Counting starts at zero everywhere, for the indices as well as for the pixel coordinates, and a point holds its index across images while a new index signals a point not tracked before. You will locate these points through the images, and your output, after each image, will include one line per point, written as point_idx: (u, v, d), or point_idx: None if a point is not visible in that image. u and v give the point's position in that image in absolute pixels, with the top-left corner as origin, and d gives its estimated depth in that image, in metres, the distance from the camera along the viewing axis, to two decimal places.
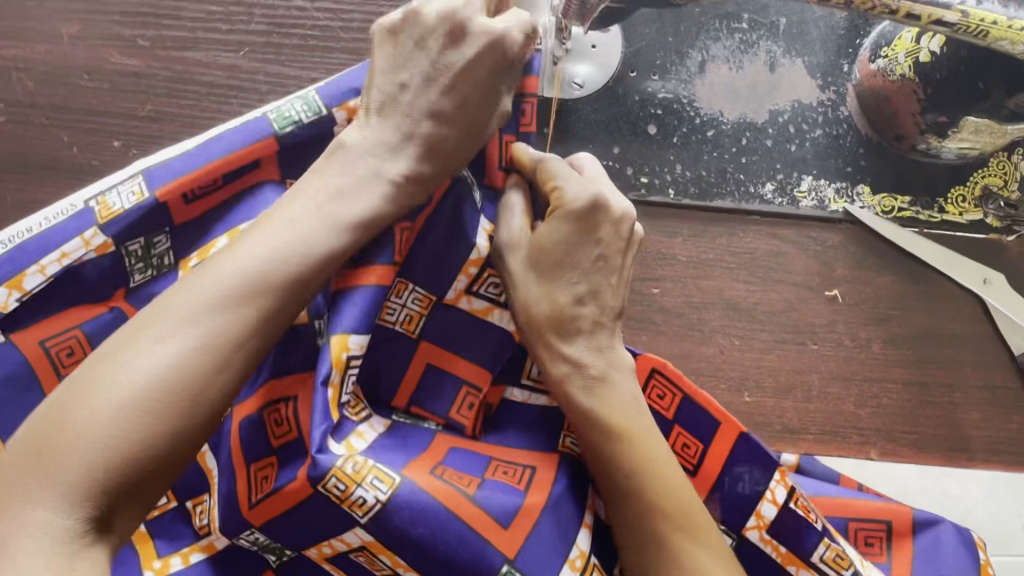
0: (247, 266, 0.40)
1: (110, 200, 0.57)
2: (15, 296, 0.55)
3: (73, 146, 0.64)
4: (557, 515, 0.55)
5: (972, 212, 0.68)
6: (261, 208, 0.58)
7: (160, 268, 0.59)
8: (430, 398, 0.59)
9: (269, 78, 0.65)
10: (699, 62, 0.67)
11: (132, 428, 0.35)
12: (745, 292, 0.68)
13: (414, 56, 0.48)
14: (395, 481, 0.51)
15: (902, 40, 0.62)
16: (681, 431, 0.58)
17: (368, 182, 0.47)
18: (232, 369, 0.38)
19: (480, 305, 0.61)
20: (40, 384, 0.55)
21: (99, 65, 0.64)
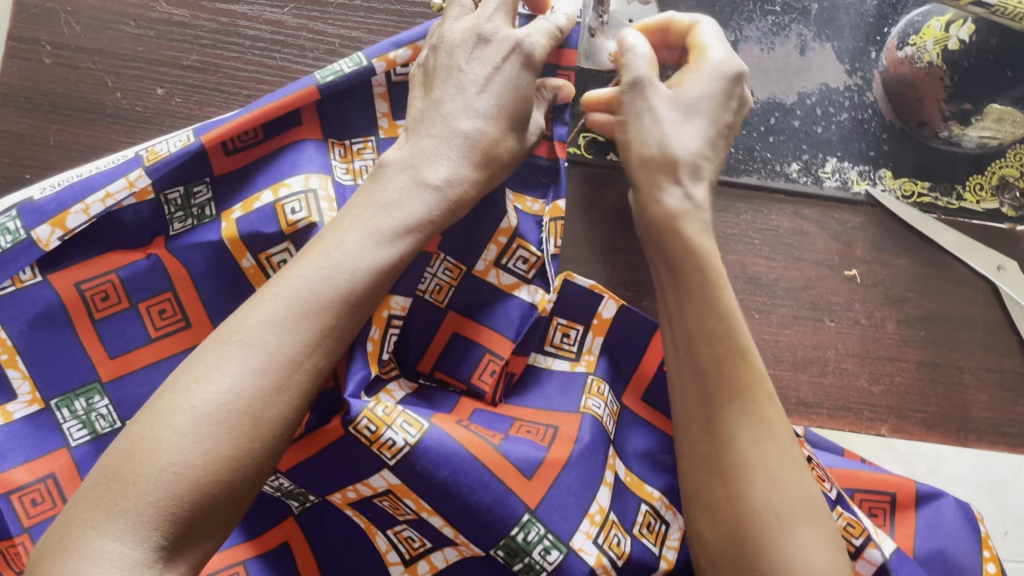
0: (312, 285, 0.44)
1: (157, 147, 0.59)
2: (57, 234, 0.56)
3: (117, 91, 0.65)
4: (579, 471, 0.57)
5: (988, 201, 0.70)
6: (303, 161, 0.59)
7: (200, 218, 0.60)
8: (454, 364, 0.62)
9: (313, 35, 0.66)
10: (733, 41, 0.69)
11: (198, 451, 0.39)
12: (766, 267, 0.69)
13: (447, 72, 0.55)
14: (424, 427, 0.52)
15: (930, 29, 0.64)
16: None
17: (414, 190, 0.50)
18: (291, 391, 0.42)
19: (509, 279, 0.64)
20: (74, 325, 0.57)
21: (146, 13, 0.65)
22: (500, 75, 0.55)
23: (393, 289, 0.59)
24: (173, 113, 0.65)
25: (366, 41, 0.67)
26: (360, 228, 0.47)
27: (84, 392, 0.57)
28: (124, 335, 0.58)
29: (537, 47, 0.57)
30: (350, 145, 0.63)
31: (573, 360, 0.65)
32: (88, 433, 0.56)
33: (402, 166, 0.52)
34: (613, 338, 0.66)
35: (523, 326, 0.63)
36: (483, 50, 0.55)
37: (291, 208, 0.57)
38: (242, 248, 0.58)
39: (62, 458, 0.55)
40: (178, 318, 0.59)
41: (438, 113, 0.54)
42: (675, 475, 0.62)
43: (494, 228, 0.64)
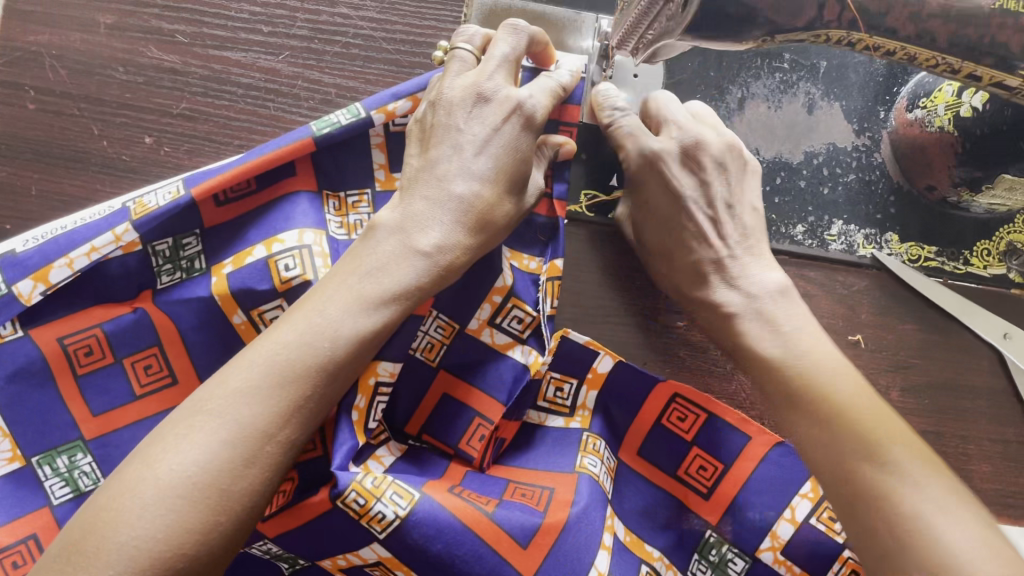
0: (288, 351, 0.42)
1: (145, 198, 0.56)
2: (40, 289, 0.54)
3: (104, 139, 0.62)
4: (579, 534, 0.54)
5: (995, 267, 0.69)
6: (297, 215, 0.57)
7: (189, 272, 0.58)
8: (443, 427, 0.60)
9: (308, 84, 0.64)
10: (739, 98, 0.68)
11: (162, 525, 0.37)
12: None
13: (443, 133, 0.53)
14: (414, 498, 0.50)
15: (941, 93, 0.62)
16: (699, 452, 0.60)
17: (403, 256, 0.48)
18: (261, 464, 0.40)
19: (503, 338, 0.61)
20: (56, 380, 0.55)
21: (134, 58, 0.63)
22: (499, 136, 0.53)
23: (382, 354, 0.55)
24: (161, 162, 0.63)
25: (362, 91, 0.65)
26: (344, 294, 0.45)
27: (67, 450, 0.55)
28: (108, 392, 0.56)
29: (539, 108, 0.55)
30: (345, 197, 0.61)
31: (568, 416, 0.63)
32: (71, 491, 0.55)
33: (391, 230, 0.49)
34: (608, 393, 0.63)
35: (515, 389, 0.60)
36: (482, 110, 0.53)
37: (284, 264, 0.55)
38: (234, 304, 0.56)
39: (43, 518, 0.54)
40: (164, 374, 0.56)
41: (434, 173, 0.52)
42: (675, 530, 0.60)
43: (488, 288, 0.62)
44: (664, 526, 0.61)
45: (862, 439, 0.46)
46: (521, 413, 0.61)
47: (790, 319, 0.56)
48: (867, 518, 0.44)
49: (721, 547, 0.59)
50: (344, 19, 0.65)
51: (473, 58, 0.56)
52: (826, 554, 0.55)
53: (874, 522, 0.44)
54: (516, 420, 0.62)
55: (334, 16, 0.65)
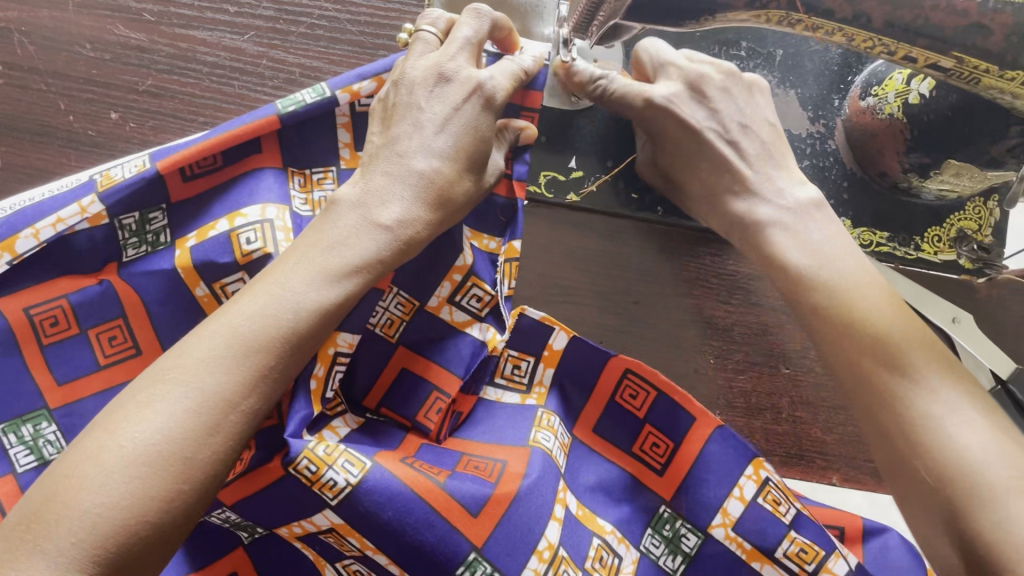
0: (252, 323, 0.41)
1: (110, 172, 0.55)
2: (4, 260, 0.52)
3: (70, 114, 0.63)
4: (531, 505, 0.53)
5: (946, 253, 0.71)
6: (261, 190, 0.55)
7: (154, 246, 0.56)
8: (402, 400, 0.59)
9: (273, 63, 0.65)
10: None
11: (126, 491, 0.36)
12: (724, 312, 0.70)
13: (405, 112, 0.52)
14: (366, 466, 0.48)
15: (892, 81, 0.64)
16: (651, 430, 0.61)
17: (362, 230, 0.47)
18: (225, 432, 0.39)
19: (462, 316, 0.61)
20: (20, 348, 0.53)
21: (102, 35, 0.64)
22: (459, 116, 0.52)
23: (343, 326, 0.54)
24: (126, 138, 0.64)
25: (327, 71, 0.66)
26: (304, 268, 0.44)
27: (30, 419, 0.53)
28: (73, 362, 0.54)
29: (500, 90, 0.54)
30: (310, 175, 0.59)
31: (524, 393, 0.62)
32: (36, 459, 0.53)
33: (352, 206, 0.48)
34: (565, 370, 0.63)
35: (473, 363, 0.59)
36: (442, 89, 0.51)
37: (246, 238, 0.52)
38: (196, 276, 0.53)
39: (7, 487, 0.51)
40: (130, 345, 0.54)
41: (394, 151, 0.51)
42: (631, 504, 0.61)
43: (449, 266, 0.61)
44: (620, 500, 0.61)
45: (881, 344, 0.48)
46: (478, 388, 0.62)
47: (821, 229, 0.55)
48: (887, 421, 0.47)
49: (674, 522, 0.59)
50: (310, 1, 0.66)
51: (436, 40, 0.55)
52: (775, 533, 0.57)
53: (890, 424, 0.46)
54: (473, 394, 0.62)
55: None
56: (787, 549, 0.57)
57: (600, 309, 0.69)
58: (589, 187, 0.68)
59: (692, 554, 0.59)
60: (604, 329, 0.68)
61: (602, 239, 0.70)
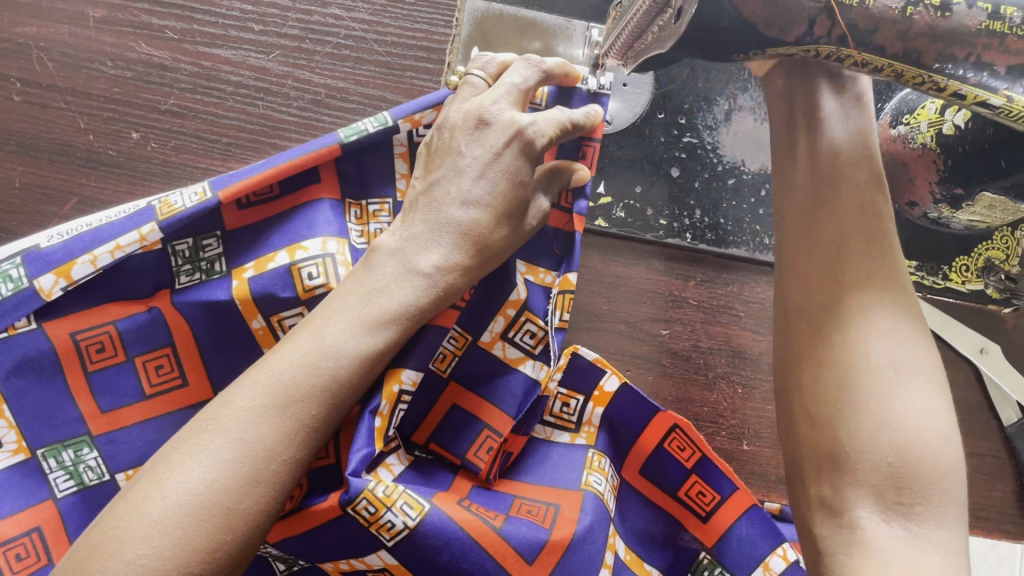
0: (293, 372, 0.45)
1: (171, 199, 0.56)
2: (61, 285, 0.54)
3: (90, 133, 0.62)
4: (584, 553, 0.53)
5: (973, 283, 0.70)
6: (320, 223, 0.58)
7: (208, 273, 0.58)
8: (451, 437, 0.59)
9: (298, 84, 0.64)
10: (726, 110, 0.68)
11: (169, 542, 0.39)
12: (752, 341, 0.68)
13: (447, 161, 0.54)
14: (425, 509, 0.50)
15: (924, 111, 0.63)
16: (697, 480, 0.61)
17: (403, 279, 0.50)
18: (265, 483, 0.42)
19: (514, 353, 0.60)
20: (65, 373, 0.56)
21: (123, 53, 0.63)
22: (497, 163, 0.53)
23: (405, 361, 0.54)
24: (147, 158, 0.62)
25: (353, 92, 0.65)
26: (346, 317, 0.48)
27: (73, 444, 0.56)
28: (116, 390, 0.57)
29: (541, 136, 0.54)
30: (367, 206, 0.62)
31: (573, 432, 0.62)
32: (75, 484, 0.55)
33: (391, 253, 0.51)
34: (615, 412, 0.63)
35: (525, 403, 0.59)
36: (483, 134, 0.53)
37: (307, 272, 0.56)
38: (254, 309, 0.57)
39: (47, 511, 0.54)
40: (175, 375, 0.58)
41: (433, 199, 0.53)
42: (672, 549, 0.61)
43: (502, 300, 0.61)
44: (661, 545, 0.61)
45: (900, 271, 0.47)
46: (530, 429, 0.60)
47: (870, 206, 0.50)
48: (850, 256, 0.47)
49: (713, 568, 0.60)
50: (336, 20, 0.66)
51: (484, 83, 0.57)
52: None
53: (851, 260, 0.47)
54: (525, 435, 0.60)
55: (326, 17, 0.65)
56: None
57: (628, 336, 0.67)
58: (619, 213, 0.67)
59: None
60: (629, 357, 0.67)
61: (632, 267, 0.68)
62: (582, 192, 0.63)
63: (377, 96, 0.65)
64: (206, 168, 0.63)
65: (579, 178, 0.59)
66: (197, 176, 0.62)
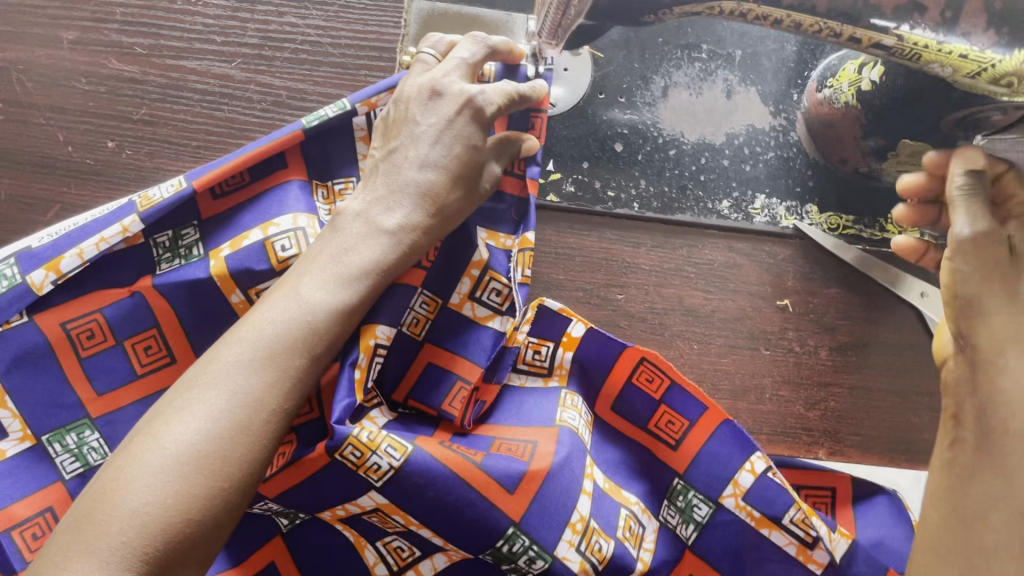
0: (276, 328, 0.47)
1: (150, 193, 0.60)
2: (51, 278, 0.58)
3: (68, 145, 0.67)
4: (562, 481, 0.56)
5: (909, 232, 0.73)
6: (290, 201, 0.62)
7: (187, 258, 0.62)
8: (427, 392, 0.61)
9: (260, 88, 0.70)
10: (663, 87, 0.73)
11: (171, 490, 0.41)
12: (703, 299, 0.72)
13: (403, 130, 0.57)
14: (408, 450, 0.52)
15: (845, 72, 0.67)
16: (666, 410, 0.63)
17: (370, 237, 0.53)
18: (257, 432, 0.44)
19: (483, 312, 0.64)
20: (60, 362, 0.59)
21: (97, 70, 0.69)
22: (451, 128, 0.57)
23: (378, 317, 0.56)
24: (123, 164, 0.68)
25: (311, 92, 0.70)
26: (320, 276, 0.50)
27: (75, 428, 0.59)
28: (110, 373, 0.60)
29: (491, 103, 0.58)
30: (332, 186, 0.66)
31: (546, 376, 0.65)
32: (81, 466, 0.58)
33: (356, 215, 0.54)
34: (584, 355, 0.65)
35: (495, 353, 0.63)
36: (436, 103, 0.57)
37: (281, 245, 0.60)
38: (232, 284, 0.60)
39: (56, 492, 0.57)
40: (163, 354, 0.61)
41: (395, 164, 0.57)
42: (648, 479, 0.64)
43: (466, 262, 0.64)
44: (638, 475, 0.65)
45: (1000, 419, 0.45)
46: (500, 377, 0.64)
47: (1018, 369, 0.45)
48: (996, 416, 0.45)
49: (687, 493, 0.62)
50: (292, 28, 0.71)
51: (435, 61, 0.61)
52: (782, 500, 0.59)
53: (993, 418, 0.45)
54: (496, 384, 0.64)
55: (283, 25, 0.71)
56: (795, 515, 0.59)
57: (583, 302, 0.71)
58: (569, 188, 0.71)
59: (704, 522, 0.62)
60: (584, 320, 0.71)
61: (584, 237, 0.72)
62: (533, 158, 0.66)
63: (334, 95, 0.70)
64: (179, 170, 0.68)
65: (528, 148, 0.63)
66: (168, 177, 0.68)
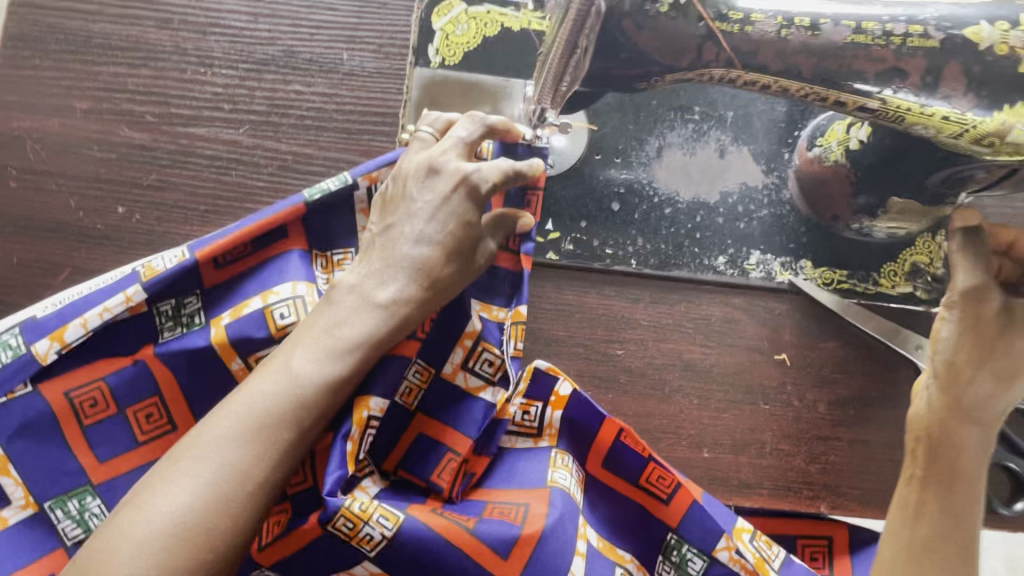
0: (265, 401, 0.50)
1: (153, 262, 0.61)
2: (55, 349, 0.59)
3: (80, 211, 0.70)
4: (555, 542, 0.57)
5: (903, 286, 0.75)
6: (290, 269, 0.64)
7: (189, 326, 0.63)
8: (417, 462, 0.63)
9: (267, 153, 0.72)
10: (657, 147, 0.74)
11: (158, 561, 0.44)
12: (702, 354, 0.74)
13: (400, 207, 0.59)
14: (400, 518, 0.55)
15: (834, 132, 0.69)
16: (655, 465, 0.63)
17: (362, 311, 0.55)
18: (242, 503, 0.47)
19: (475, 382, 0.65)
20: (62, 431, 0.60)
21: (109, 138, 0.71)
22: (447, 205, 0.58)
23: (371, 388, 0.57)
24: (132, 229, 0.70)
25: (317, 157, 0.72)
26: (312, 349, 0.52)
27: (76, 494, 0.60)
28: (112, 440, 0.61)
29: (487, 180, 0.57)
30: (332, 256, 0.67)
31: (536, 437, 0.66)
32: (83, 531, 0.59)
33: (351, 288, 0.56)
34: (572, 413, 0.65)
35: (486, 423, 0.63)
36: (432, 181, 0.58)
37: (280, 313, 0.62)
38: (232, 351, 0.62)
39: (58, 559, 0.58)
40: (164, 423, 0.62)
41: (391, 240, 0.58)
42: (641, 535, 0.65)
43: (460, 333, 0.65)
44: (632, 532, 0.66)
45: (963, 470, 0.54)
46: (493, 448, 0.65)
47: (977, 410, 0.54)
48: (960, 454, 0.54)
49: (681, 548, 0.63)
50: (297, 94, 0.73)
51: (433, 137, 0.62)
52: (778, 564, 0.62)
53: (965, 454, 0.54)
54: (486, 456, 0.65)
55: (289, 92, 0.73)
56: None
57: (584, 358, 0.73)
58: (568, 246, 0.73)
59: None
60: (585, 377, 0.73)
61: (583, 294, 0.74)
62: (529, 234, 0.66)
63: (339, 159, 0.73)
64: (187, 235, 0.71)
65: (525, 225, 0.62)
66: (177, 241, 0.70)
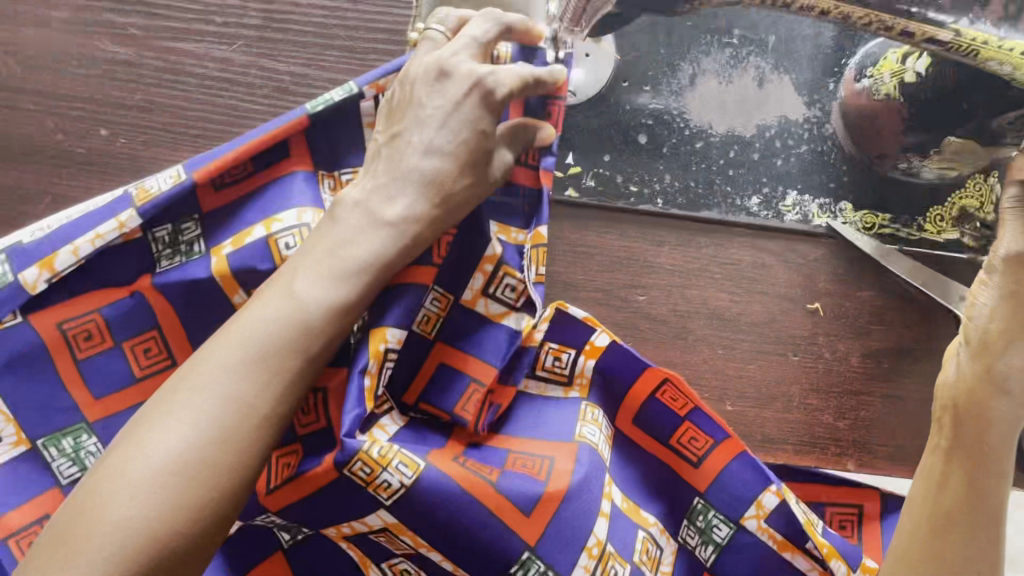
0: (268, 327, 0.43)
1: (147, 183, 0.56)
2: (45, 277, 0.54)
3: (59, 133, 0.65)
4: (579, 503, 0.53)
5: (948, 232, 0.69)
6: (295, 193, 0.58)
7: (189, 255, 0.58)
8: (437, 395, 0.57)
9: (262, 73, 0.66)
10: (691, 74, 0.68)
11: (160, 501, 0.38)
12: (729, 301, 0.69)
13: (409, 111, 0.51)
14: (420, 467, 0.50)
15: (888, 61, 0.61)
16: (690, 426, 0.60)
17: (368, 229, 0.48)
18: (251, 438, 0.41)
19: (497, 308, 0.59)
20: (54, 363, 0.55)
21: (89, 53, 0.65)
22: (459, 112, 0.50)
23: (387, 320, 0.53)
24: (116, 154, 0.65)
25: (318, 78, 0.66)
26: (315, 270, 0.45)
27: (71, 432, 0.55)
28: (109, 375, 0.56)
29: (504, 85, 0.50)
30: (339, 176, 0.61)
31: (566, 386, 0.61)
32: (79, 470, 0.55)
33: (355, 203, 0.49)
34: (605, 364, 0.61)
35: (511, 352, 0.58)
36: (444, 85, 0.50)
37: (285, 242, 0.56)
38: (234, 283, 0.56)
39: (53, 500, 0.54)
40: (164, 357, 0.57)
41: (399, 149, 0.50)
42: (666, 497, 0.62)
43: (479, 256, 0.59)
44: (656, 494, 0.62)
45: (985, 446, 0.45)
46: (517, 378, 0.60)
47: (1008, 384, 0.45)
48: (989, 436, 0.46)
49: (707, 513, 0.59)
50: (295, 7, 0.66)
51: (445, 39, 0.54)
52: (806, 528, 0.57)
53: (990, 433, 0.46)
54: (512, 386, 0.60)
55: (286, 4, 0.66)
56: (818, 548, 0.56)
57: (604, 304, 0.69)
58: (590, 182, 0.68)
59: (724, 543, 0.59)
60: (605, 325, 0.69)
61: (605, 236, 0.69)
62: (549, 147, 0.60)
63: (343, 81, 0.66)
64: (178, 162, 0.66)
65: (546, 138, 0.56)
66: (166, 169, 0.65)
